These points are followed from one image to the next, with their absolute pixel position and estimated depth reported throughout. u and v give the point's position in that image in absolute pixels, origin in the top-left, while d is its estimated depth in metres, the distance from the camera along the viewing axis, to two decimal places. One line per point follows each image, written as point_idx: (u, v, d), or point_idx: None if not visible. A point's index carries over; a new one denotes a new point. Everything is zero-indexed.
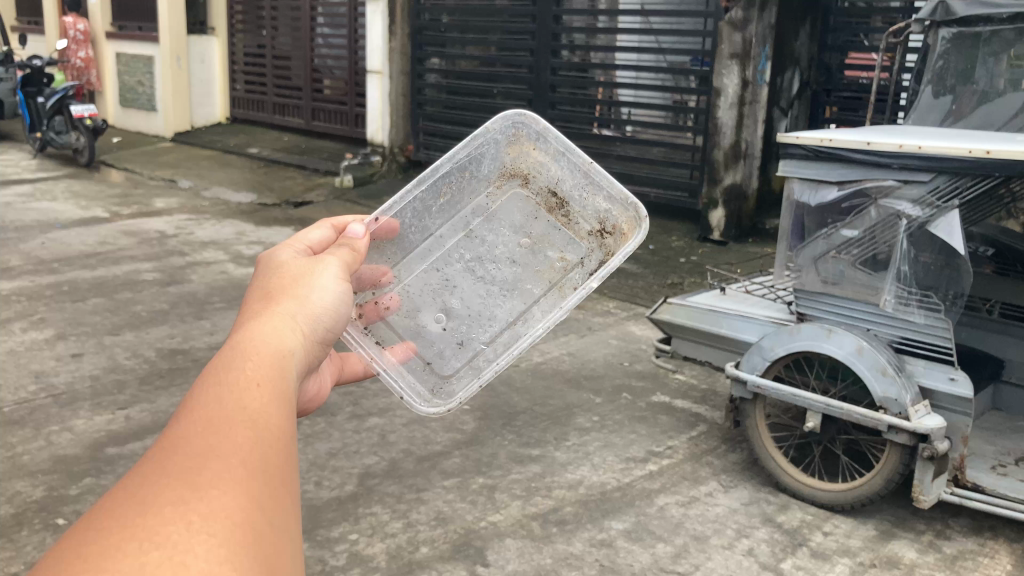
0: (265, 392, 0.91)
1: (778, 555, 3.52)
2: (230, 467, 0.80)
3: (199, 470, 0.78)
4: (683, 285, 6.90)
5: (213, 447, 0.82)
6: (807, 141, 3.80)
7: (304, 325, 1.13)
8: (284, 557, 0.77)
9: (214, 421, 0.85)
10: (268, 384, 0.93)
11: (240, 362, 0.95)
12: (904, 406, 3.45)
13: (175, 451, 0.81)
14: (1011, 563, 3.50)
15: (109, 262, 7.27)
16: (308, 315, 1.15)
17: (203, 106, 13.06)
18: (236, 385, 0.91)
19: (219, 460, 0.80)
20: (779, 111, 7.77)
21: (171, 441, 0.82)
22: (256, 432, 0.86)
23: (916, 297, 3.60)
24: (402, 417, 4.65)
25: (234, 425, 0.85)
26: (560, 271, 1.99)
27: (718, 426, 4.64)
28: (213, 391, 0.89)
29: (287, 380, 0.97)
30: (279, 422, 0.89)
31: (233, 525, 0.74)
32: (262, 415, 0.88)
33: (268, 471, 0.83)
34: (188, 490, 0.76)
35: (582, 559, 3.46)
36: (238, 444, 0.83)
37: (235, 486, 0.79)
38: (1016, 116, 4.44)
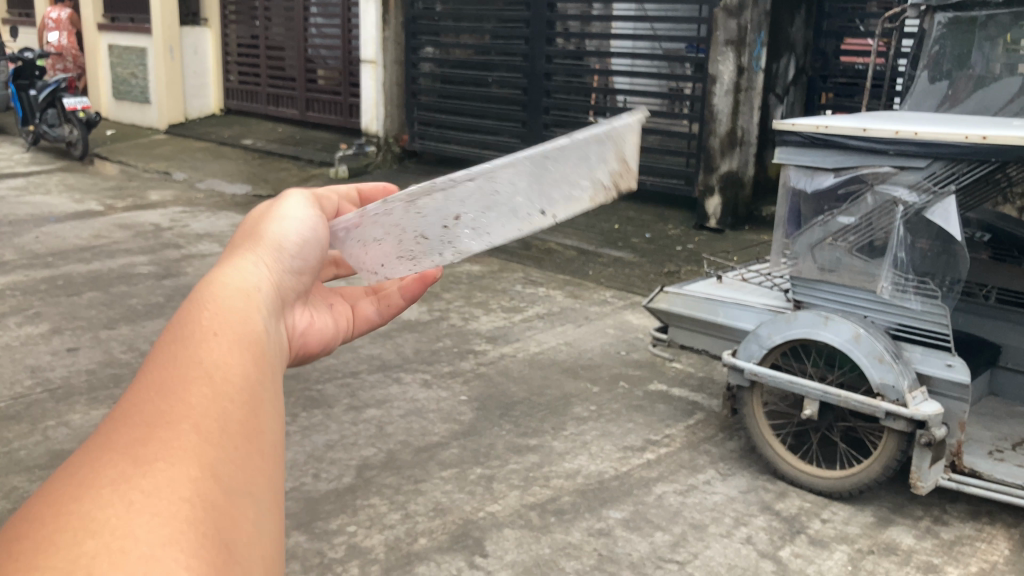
0: (221, 352, 0.88)
1: (777, 543, 3.52)
2: (182, 434, 0.77)
3: (149, 440, 0.75)
4: (680, 274, 6.90)
5: (165, 411, 0.79)
6: (802, 127, 3.76)
7: (268, 261, 1.18)
8: (240, 527, 0.74)
9: (165, 385, 0.82)
10: (226, 336, 0.91)
11: (196, 317, 0.93)
12: (901, 393, 3.45)
13: (127, 420, 0.78)
14: (1008, 548, 3.50)
15: (104, 255, 7.24)
16: (275, 251, 1.21)
17: (197, 97, 12.99)
18: (192, 349, 0.87)
19: (170, 428, 0.77)
20: (774, 97, 7.74)
21: (122, 411, 0.79)
22: (211, 390, 0.83)
23: (912, 283, 3.59)
24: (400, 408, 4.65)
25: (189, 385, 0.83)
26: None
27: (715, 414, 4.64)
28: (169, 360, 0.86)
29: (246, 332, 0.94)
30: (237, 377, 0.87)
31: (184, 500, 0.71)
32: (219, 371, 0.86)
33: (225, 434, 0.80)
34: (132, 464, 0.72)
35: (580, 548, 3.46)
36: (191, 406, 0.80)
37: (186, 454, 0.75)
38: (1013, 100, 4.39)
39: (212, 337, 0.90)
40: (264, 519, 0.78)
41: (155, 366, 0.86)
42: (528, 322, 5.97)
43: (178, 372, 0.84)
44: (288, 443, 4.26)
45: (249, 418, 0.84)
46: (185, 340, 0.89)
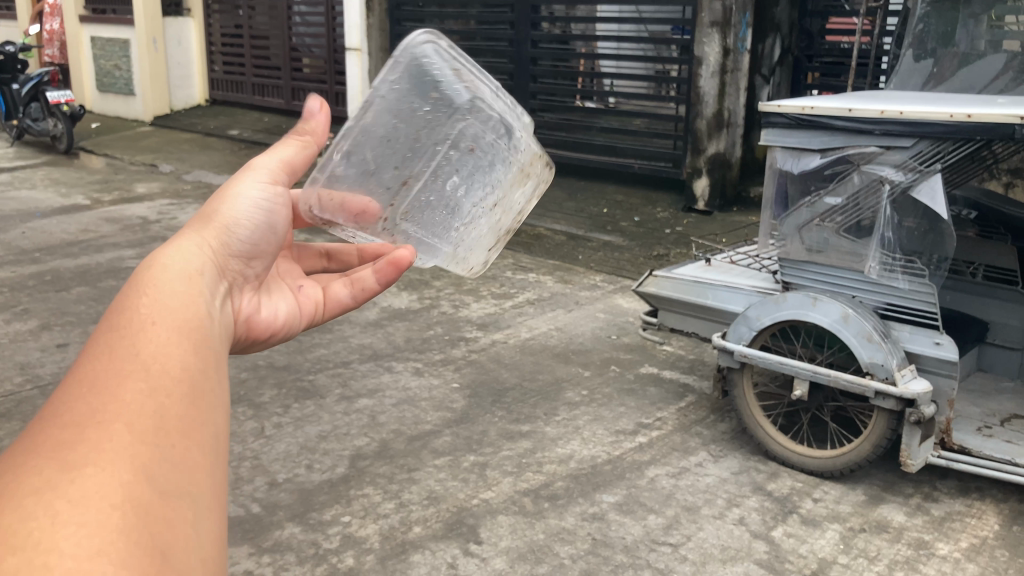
0: (153, 348, 0.94)
1: (769, 523, 3.54)
2: (115, 435, 0.84)
3: (79, 443, 0.82)
4: (670, 256, 6.90)
5: (97, 412, 0.85)
6: (788, 109, 3.73)
7: (210, 243, 1.24)
8: (174, 521, 0.82)
9: (96, 384, 0.89)
10: (161, 327, 0.97)
11: (133, 309, 0.99)
12: (890, 371, 3.47)
13: (63, 419, 0.85)
14: (998, 523, 3.53)
15: (92, 250, 7.21)
16: (221, 234, 1.28)
17: (182, 89, 12.90)
18: (121, 348, 0.93)
19: (99, 428, 0.84)
20: (761, 78, 7.73)
21: (59, 410, 0.86)
22: (145, 384, 0.90)
23: (900, 263, 3.61)
24: (392, 397, 4.65)
25: (124, 383, 0.89)
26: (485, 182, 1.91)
27: (707, 396, 4.66)
28: (100, 360, 0.92)
29: (182, 325, 1.00)
30: (174, 369, 0.93)
31: (114, 505, 0.78)
32: (154, 363, 0.92)
33: (160, 432, 0.87)
34: (63, 468, 0.79)
35: (574, 533, 3.48)
36: (124, 405, 0.87)
37: (119, 456, 0.82)
38: (998, 77, 4.43)
39: (149, 329, 0.96)
40: (200, 506, 0.86)
41: (93, 360, 0.92)
42: (519, 308, 5.97)
43: (114, 368, 0.91)
44: (280, 434, 4.26)
45: (185, 411, 0.91)
46: (123, 334, 0.95)
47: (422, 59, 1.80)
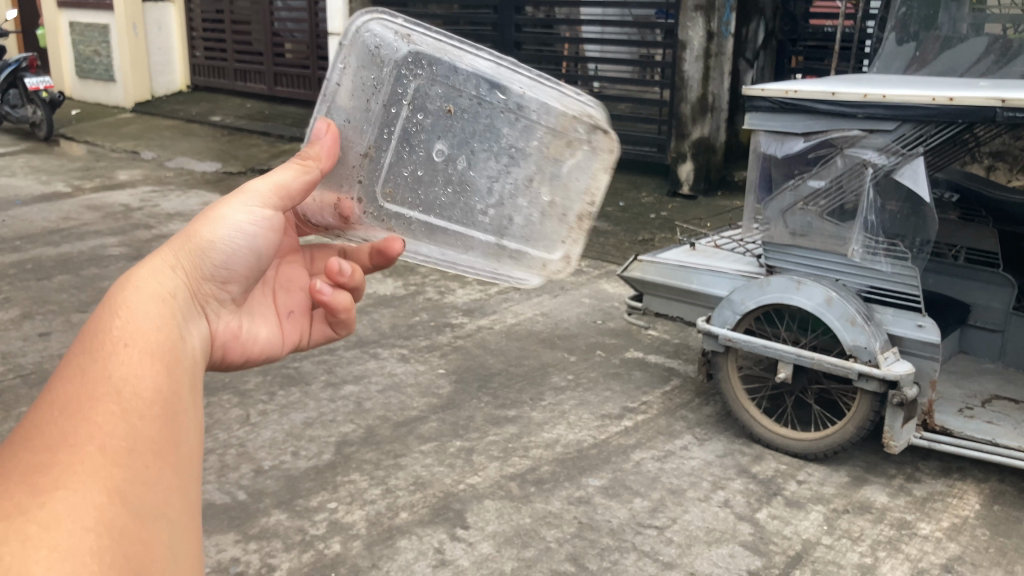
0: (132, 367, 0.97)
1: (754, 505, 3.57)
2: (91, 459, 0.87)
3: (53, 467, 0.85)
4: (654, 241, 6.92)
5: (71, 434, 0.88)
6: (772, 92, 3.75)
7: (184, 265, 1.24)
8: (149, 542, 0.88)
9: (73, 404, 0.91)
10: (135, 348, 0.99)
11: (106, 326, 1.00)
12: (873, 354, 3.49)
13: (38, 437, 0.88)
14: (979, 503, 3.58)
15: (73, 238, 7.14)
16: (194, 255, 1.26)
17: (163, 74, 12.78)
18: (103, 364, 0.95)
19: (73, 449, 0.87)
20: (745, 62, 7.73)
21: (32, 429, 0.89)
22: (119, 407, 0.93)
23: (883, 246, 3.64)
24: (378, 383, 4.65)
25: (97, 405, 0.92)
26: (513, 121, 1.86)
27: (692, 379, 4.68)
28: (82, 375, 0.94)
29: (162, 349, 1.02)
30: (146, 392, 0.96)
31: (87, 529, 0.82)
32: (125, 387, 0.94)
33: (133, 454, 0.91)
34: (34, 494, 0.82)
35: (561, 517, 3.49)
36: (97, 427, 0.90)
37: (93, 481, 0.86)
38: (979, 61, 4.45)
39: (124, 349, 0.98)
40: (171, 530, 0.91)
41: (66, 379, 0.94)
42: (505, 294, 5.97)
43: (85, 389, 0.93)
44: (266, 421, 4.25)
45: (157, 432, 0.94)
46: (96, 353, 0.97)
47: (400, 56, 1.85)
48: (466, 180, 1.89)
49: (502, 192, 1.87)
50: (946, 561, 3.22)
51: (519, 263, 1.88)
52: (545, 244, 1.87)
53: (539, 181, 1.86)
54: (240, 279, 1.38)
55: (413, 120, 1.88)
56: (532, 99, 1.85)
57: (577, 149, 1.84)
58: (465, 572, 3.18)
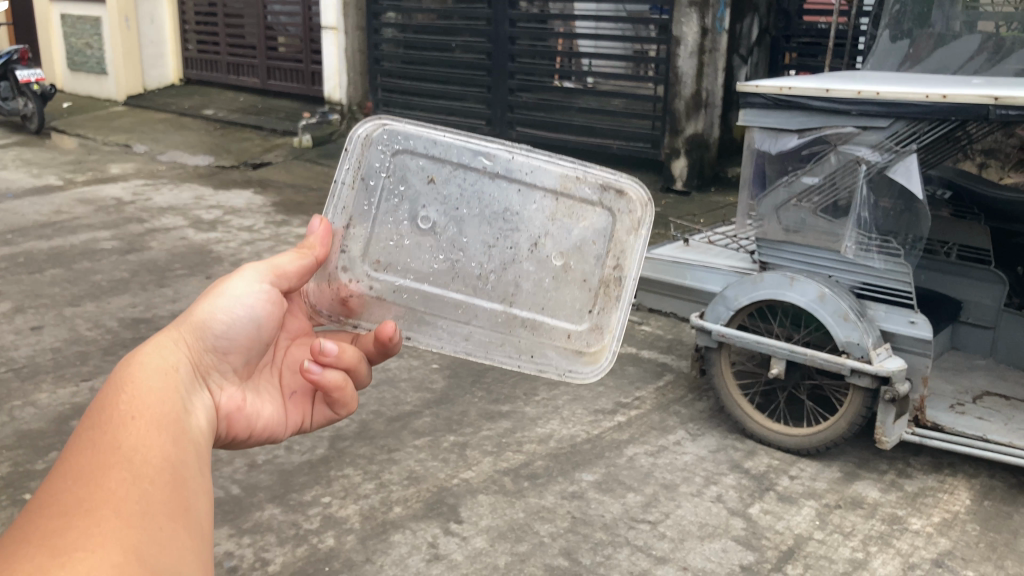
0: (138, 437, 1.06)
1: (746, 500, 3.59)
2: (108, 519, 0.94)
3: (69, 529, 0.91)
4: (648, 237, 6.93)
5: (86, 499, 0.95)
6: (766, 89, 3.76)
7: (186, 340, 1.42)
8: None
9: (86, 472, 0.99)
10: (143, 422, 1.09)
11: (114, 405, 1.09)
12: (866, 350, 3.51)
13: (52, 506, 0.94)
14: (969, 498, 3.60)
15: (65, 232, 7.12)
16: (195, 330, 1.46)
17: (156, 67, 12.73)
18: (113, 435, 1.04)
19: (90, 513, 0.94)
20: (738, 58, 7.75)
21: (47, 499, 0.95)
22: (130, 472, 1.01)
23: (876, 242, 3.66)
24: (371, 378, 4.65)
25: (109, 472, 0.99)
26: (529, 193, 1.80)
27: (685, 375, 4.69)
28: (92, 445, 1.02)
29: (165, 420, 1.13)
30: (154, 460, 1.04)
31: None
32: (137, 455, 1.03)
33: (145, 518, 0.98)
34: (53, 556, 0.88)
35: (554, 511, 3.50)
36: (113, 492, 0.97)
37: (110, 541, 0.92)
38: (973, 57, 4.45)
39: (128, 427, 1.07)
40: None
41: (76, 454, 1.02)
42: None
43: (93, 460, 1.01)
44: None
45: (164, 497, 1.02)
46: (102, 429, 1.05)
47: (386, 138, 1.81)
48: (460, 247, 1.81)
49: (502, 259, 1.79)
50: (937, 556, 3.25)
51: (539, 335, 1.80)
52: (568, 313, 1.80)
53: (551, 247, 1.79)
54: (238, 354, 1.54)
55: (397, 191, 1.81)
56: (526, 164, 1.80)
57: (588, 210, 1.80)
58: (459, 566, 3.18)
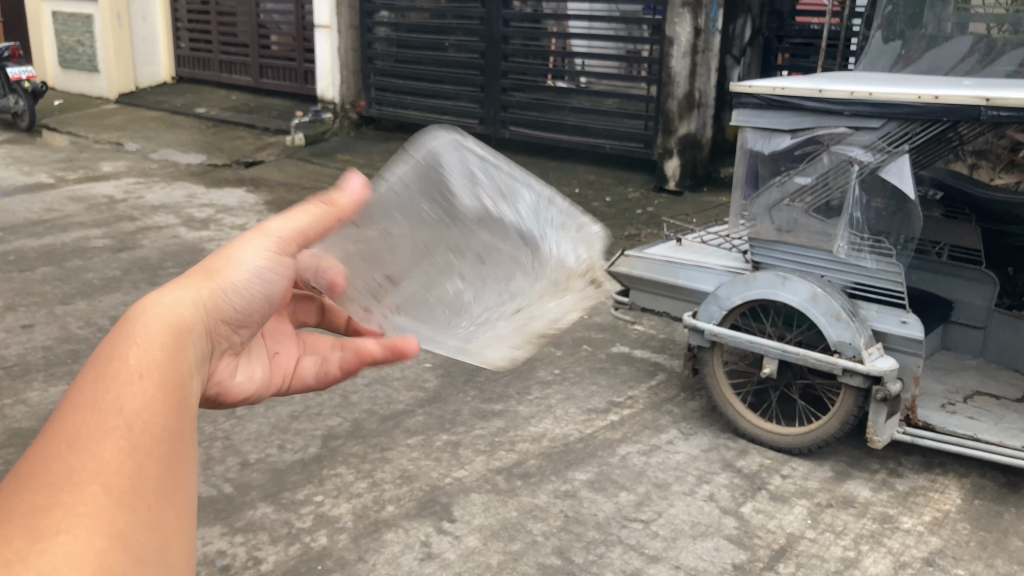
0: (146, 394, 0.82)
1: (738, 499, 3.60)
2: (91, 498, 0.74)
3: (48, 509, 0.72)
4: (641, 237, 6.95)
5: (73, 470, 0.75)
6: (759, 90, 3.78)
7: (205, 302, 1.04)
8: None
9: (79, 432, 0.77)
10: (150, 380, 0.84)
11: (120, 356, 0.84)
12: (857, 350, 3.52)
13: (31, 474, 0.75)
14: (960, 498, 3.62)
15: (57, 229, 7.09)
16: (217, 293, 1.07)
17: (148, 65, 12.69)
18: (118, 380, 0.82)
19: (77, 488, 0.74)
20: (731, 59, 7.77)
21: (31, 461, 0.76)
22: (126, 441, 0.78)
23: (868, 242, 3.66)
24: (364, 377, 4.65)
25: (104, 438, 0.77)
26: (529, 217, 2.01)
27: (677, 374, 4.70)
28: (92, 393, 0.81)
29: (181, 376, 0.88)
30: (158, 426, 0.81)
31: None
32: (135, 419, 0.80)
33: (135, 493, 0.77)
34: (29, 543, 0.70)
35: (547, 510, 3.51)
36: (104, 463, 0.76)
37: (93, 525, 0.73)
38: (964, 60, 4.46)
39: (125, 372, 0.84)
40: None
41: (65, 405, 0.81)
42: None
43: (77, 418, 0.79)
44: (251, 415, 4.24)
45: (164, 471, 0.80)
46: (94, 377, 0.83)
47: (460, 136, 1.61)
48: None
49: None
50: (928, 554, 3.26)
51: None
52: None
53: None
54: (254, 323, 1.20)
55: None
56: None
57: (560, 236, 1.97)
58: (451, 565, 3.18)
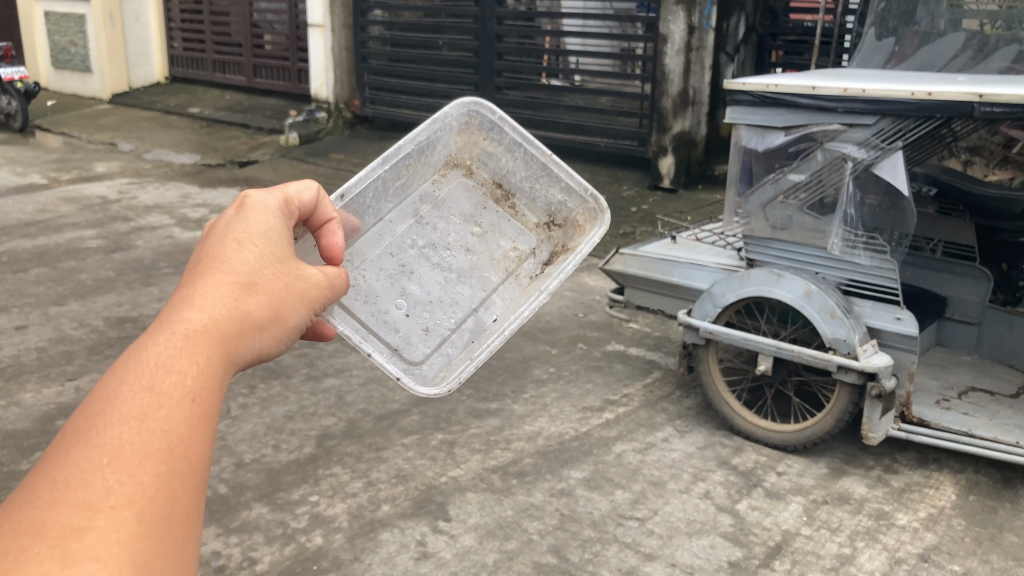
0: (182, 414, 0.86)
1: (734, 497, 3.60)
2: (121, 523, 0.77)
3: (75, 521, 0.76)
4: (635, 235, 6.94)
5: (106, 485, 0.79)
6: (753, 87, 3.77)
7: (251, 314, 1.04)
8: None
9: (111, 444, 0.81)
10: (187, 398, 0.87)
11: (161, 370, 0.88)
12: (852, 346, 3.53)
13: (68, 485, 0.77)
14: (955, 493, 3.62)
15: (50, 230, 7.07)
16: (261, 311, 1.06)
17: (141, 65, 12.66)
18: (157, 397, 0.86)
19: (106, 504, 0.78)
20: (725, 56, 7.77)
21: (62, 466, 0.79)
22: (155, 459, 0.82)
23: (862, 239, 3.67)
24: (359, 376, 4.64)
25: (136, 452, 0.82)
26: (515, 261, 2.02)
27: (672, 372, 4.70)
28: (128, 406, 0.84)
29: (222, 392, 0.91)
30: (187, 448, 0.85)
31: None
32: (164, 438, 0.84)
33: (162, 518, 0.81)
34: (60, 562, 0.73)
35: (543, 509, 3.50)
36: (135, 479, 0.80)
37: (121, 547, 0.76)
38: (957, 57, 4.48)
39: (168, 388, 0.87)
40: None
41: (104, 412, 0.83)
42: None
43: (117, 433, 0.82)
44: (246, 415, 4.23)
45: (187, 495, 0.84)
46: (139, 390, 0.85)
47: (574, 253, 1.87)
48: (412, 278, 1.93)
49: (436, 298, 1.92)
50: (923, 550, 3.27)
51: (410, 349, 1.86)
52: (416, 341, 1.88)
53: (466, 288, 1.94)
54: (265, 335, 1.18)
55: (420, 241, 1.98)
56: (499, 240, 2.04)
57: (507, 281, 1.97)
58: (447, 564, 3.18)
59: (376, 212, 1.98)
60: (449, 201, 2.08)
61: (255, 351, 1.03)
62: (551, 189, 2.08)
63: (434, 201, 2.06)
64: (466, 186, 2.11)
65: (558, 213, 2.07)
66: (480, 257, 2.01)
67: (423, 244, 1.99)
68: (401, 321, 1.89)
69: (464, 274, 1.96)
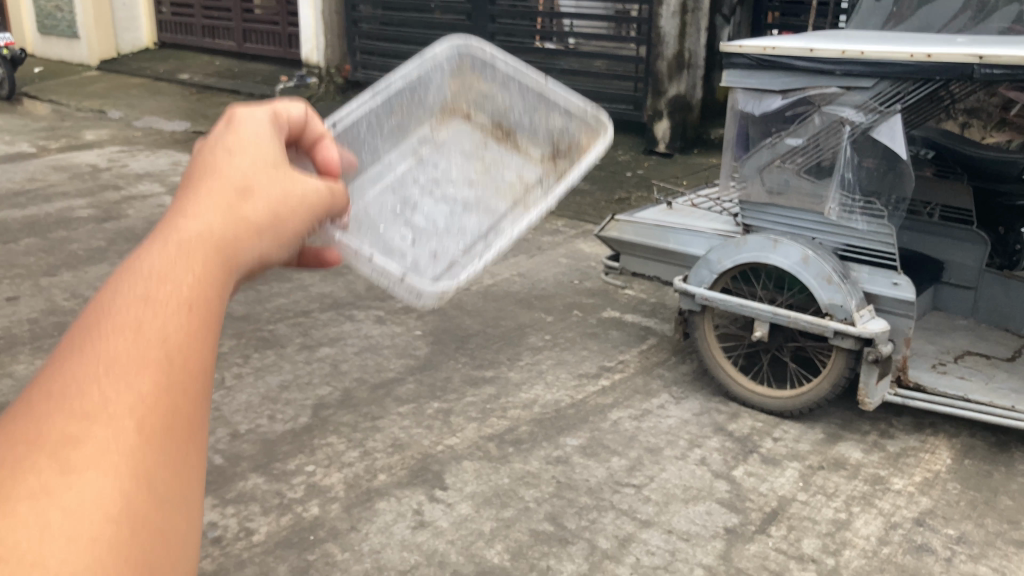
0: (188, 321, 0.78)
1: (730, 463, 3.60)
2: (121, 434, 0.71)
3: (61, 438, 0.69)
4: (630, 201, 6.90)
5: (100, 403, 0.72)
6: (749, 49, 3.70)
7: (257, 207, 0.94)
8: (166, 554, 0.72)
9: (103, 356, 0.74)
10: (183, 302, 0.79)
11: (155, 271, 0.79)
12: (849, 312, 3.51)
13: (59, 397, 0.71)
14: (951, 457, 3.63)
15: (40, 199, 7.00)
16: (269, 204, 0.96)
17: (129, 31, 12.48)
18: (157, 304, 0.78)
19: (99, 420, 0.71)
20: (721, 17, 7.65)
21: (50, 382, 0.72)
22: (152, 371, 0.75)
23: (858, 204, 3.65)
24: (354, 345, 4.62)
25: (131, 364, 0.74)
26: (520, 189, 1.76)
27: (668, 338, 4.69)
28: (120, 319, 0.76)
29: (226, 297, 0.83)
30: (191, 356, 0.78)
31: (105, 520, 0.68)
32: (166, 342, 0.77)
33: (167, 441, 0.74)
34: (53, 475, 0.67)
35: (539, 477, 3.50)
36: (133, 392, 0.73)
37: (118, 466, 0.71)
38: (956, 18, 4.43)
39: (167, 298, 0.78)
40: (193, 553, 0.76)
41: (99, 322, 0.76)
42: None
43: (107, 345, 0.74)
44: (241, 385, 4.21)
45: (187, 410, 0.77)
46: (130, 301, 0.77)
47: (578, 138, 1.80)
48: (414, 203, 1.79)
49: (441, 224, 1.74)
50: (919, 515, 3.27)
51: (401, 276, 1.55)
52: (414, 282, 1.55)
53: (477, 207, 1.77)
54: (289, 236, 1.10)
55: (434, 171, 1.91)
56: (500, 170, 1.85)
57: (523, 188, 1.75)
58: (444, 533, 3.18)
59: (371, 150, 1.86)
60: (451, 142, 1.97)
61: (264, 256, 0.92)
62: (550, 116, 1.86)
63: (435, 143, 1.97)
64: (466, 130, 1.98)
65: (561, 142, 1.83)
66: (484, 189, 1.81)
67: (426, 180, 1.86)
68: (406, 248, 1.65)
69: (471, 205, 1.78)
